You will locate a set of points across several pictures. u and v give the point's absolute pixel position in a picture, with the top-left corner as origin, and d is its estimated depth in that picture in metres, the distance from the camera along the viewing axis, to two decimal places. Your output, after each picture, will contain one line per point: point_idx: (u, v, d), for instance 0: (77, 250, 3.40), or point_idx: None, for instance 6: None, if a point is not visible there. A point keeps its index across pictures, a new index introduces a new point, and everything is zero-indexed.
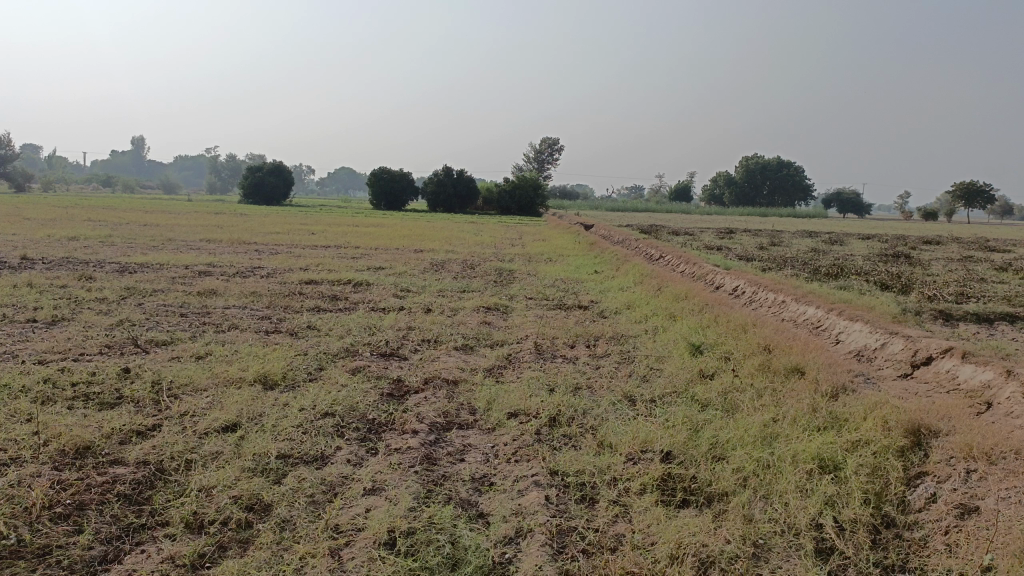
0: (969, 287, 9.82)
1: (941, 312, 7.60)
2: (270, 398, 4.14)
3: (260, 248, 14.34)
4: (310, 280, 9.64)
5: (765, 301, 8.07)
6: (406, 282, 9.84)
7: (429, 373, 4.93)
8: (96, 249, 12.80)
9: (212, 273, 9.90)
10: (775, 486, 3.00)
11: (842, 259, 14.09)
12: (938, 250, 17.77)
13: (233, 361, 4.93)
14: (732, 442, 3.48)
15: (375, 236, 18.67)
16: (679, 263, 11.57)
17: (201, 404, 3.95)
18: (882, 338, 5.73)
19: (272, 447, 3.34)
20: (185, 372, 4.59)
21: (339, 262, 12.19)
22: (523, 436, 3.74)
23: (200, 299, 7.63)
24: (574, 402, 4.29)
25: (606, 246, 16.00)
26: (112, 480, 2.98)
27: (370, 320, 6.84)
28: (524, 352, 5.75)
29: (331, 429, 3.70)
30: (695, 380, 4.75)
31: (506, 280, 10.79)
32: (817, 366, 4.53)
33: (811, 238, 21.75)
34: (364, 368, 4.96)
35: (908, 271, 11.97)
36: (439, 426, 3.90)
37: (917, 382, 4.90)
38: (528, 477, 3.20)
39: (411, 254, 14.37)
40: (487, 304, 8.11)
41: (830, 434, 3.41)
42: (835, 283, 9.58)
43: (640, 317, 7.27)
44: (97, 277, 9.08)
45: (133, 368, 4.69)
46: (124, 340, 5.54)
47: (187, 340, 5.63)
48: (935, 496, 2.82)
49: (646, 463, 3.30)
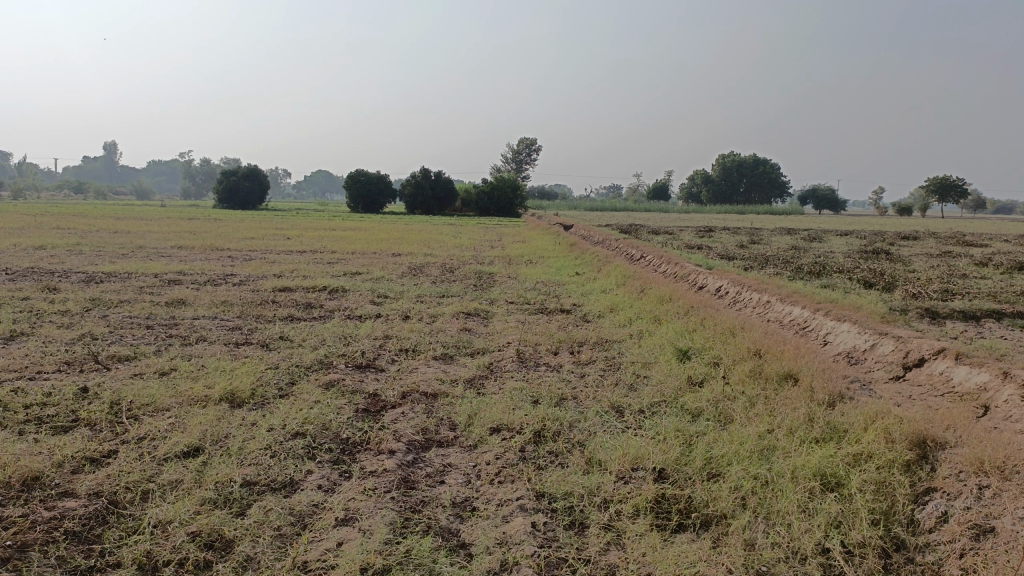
0: (951, 283, 9.77)
1: (927, 310, 7.50)
2: (236, 418, 3.89)
3: (233, 254, 14.02)
4: (284, 287, 9.37)
5: (749, 301, 7.93)
6: (383, 287, 9.60)
7: (407, 385, 4.71)
8: (63, 258, 12.42)
9: (183, 282, 9.60)
10: (776, 506, 2.82)
11: (823, 257, 14.03)
12: (915, 245, 17.81)
13: (199, 377, 4.67)
14: (727, 457, 3.29)
15: (352, 240, 18.40)
16: (661, 264, 11.43)
17: (162, 427, 3.70)
18: (872, 338, 5.59)
19: (236, 474, 3.11)
20: (147, 390, 4.32)
21: (314, 267, 11.92)
22: (506, 454, 3.53)
23: (169, 310, 7.35)
24: (559, 414, 4.08)
25: (586, 247, 15.83)
26: (59, 515, 2.73)
27: (346, 328, 6.60)
28: (506, 360, 5.54)
29: (302, 451, 3.47)
30: (684, 389, 4.57)
31: (485, 283, 10.58)
32: (811, 372, 4.35)
33: (790, 235, 21.77)
34: (338, 381, 4.72)
35: (890, 267, 11.90)
36: (417, 445, 3.68)
37: (910, 385, 4.76)
38: (513, 501, 3.00)
39: (389, 257, 14.15)
40: (467, 309, 7.91)
41: (830, 447, 3.25)
42: (819, 282, 9.50)
43: (624, 321, 7.09)
44: (62, 288, 8.75)
45: (92, 387, 4.42)
46: (84, 356, 5.26)
47: (152, 354, 5.36)
48: (946, 515, 2.65)
49: (638, 483, 3.10)
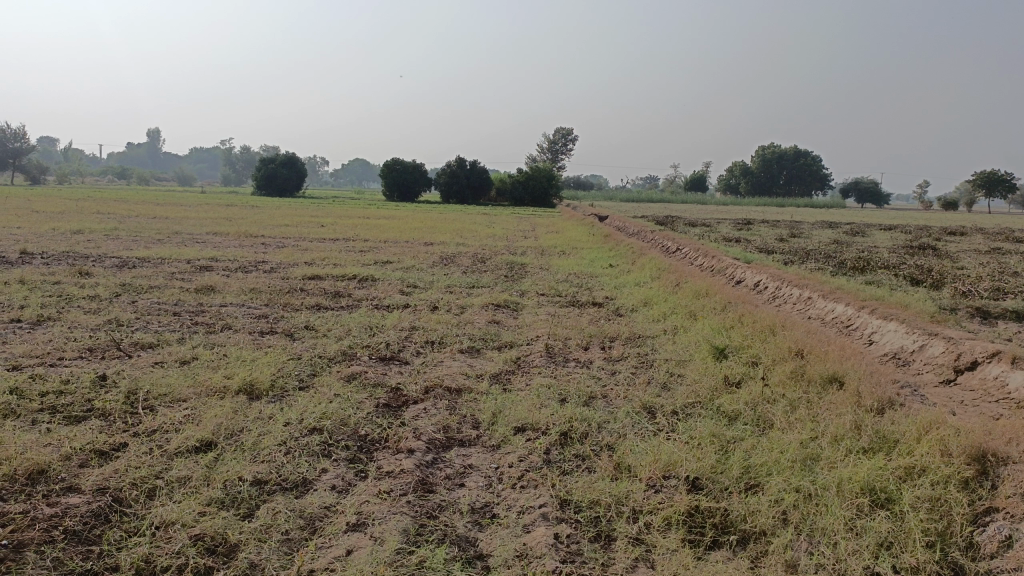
0: (1003, 281, 9.35)
1: (978, 309, 7.15)
2: (253, 411, 3.77)
3: (266, 241, 14.02)
4: (314, 275, 9.28)
5: (790, 297, 7.65)
6: (413, 277, 9.47)
7: (431, 380, 4.54)
8: (98, 243, 12.51)
9: (214, 269, 9.58)
10: (821, 523, 2.61)
11: (867, 252, 13.59)
12: (962, 241, 17.23)
13: (218, 367, 4.57)
14: (767, 466, 3.08)
15: (385, 228, 18.34)
16: (697, 258, 11.11)
17: (175, 419, 3.59)
18: (920, 339, 5.30)
19: (247, 471, 2.98)
20: (165, 380, 4.22)
21: (345, 255, 11.84)
22: (530, 456, 3.35)
23: (197, 297, 7.29)
24: (588, 414, 3.89)
25: (620, 238, 15.54)
26: (60, 512, 2.62)
27: (372, 319, 6.46)
28: (534, 355, 5.35)
29: (318, 448, 3.33)
30: (720, 389, 4.34)
31: (517, 274, 10.39)
32: (858, 375, 4.09)
33: (831, 229, 21.23)
34: (360, 374, 4.58)
35: (937, 263, 11.48)
36: (437, 443, 3.52)
37: (961, 390, 4.49)
38: (535, 508, 2.82)
39: (421, 246, 14.03)
40: (497, 300, 7.73)
41: (880, 459, 3.01)
42: (863, 277, 9.15)
43: (658, 316, 6.86)
44: (94, 273, 8.78)
45: (110, 376, 4.34)
46: (107, 343, 5.20)
47: (175, 342, 5.27)
48: (1011, 540, 2.40)
49: (670, 493, 2.90)
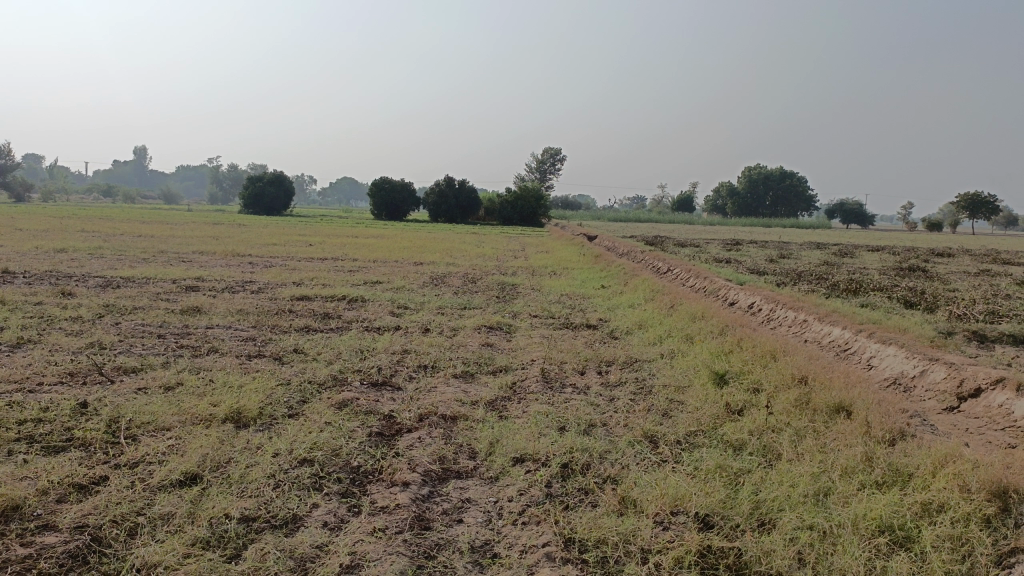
0: (997, 304, 9.31)
1: (975, 333, 7.09)
2: (240, 440, 3.61)
3: (253, 260, 13.85)
4: (303, 295, 9.13)
5: (784, 320, 7.57)
6: (404, 298, 9.33)
7: (425, 407, 4.40)
8: (82, 262, 12.32)
9: (200, 289, 9.40)
10: (840, 564, 2.49)
11: (858, 273, 13.59)
12: (950, 263, 17.30)
13: (204, 393, 4.40)
14: (778, 502, 2.96)
15: (374, 248, 18.22)
16: (689, 279, 11.04)
17: (159, 450, 3.43)
18: (921, 364, 5.21)
19: (234, 507, 2.83)
20: (148, 408, 4.06)
21: (334, 275, 11.71)
22: (531, 489, 3.22)
23: (183, 318, 7.13)
24: (588, 444, 3.76)
25: (611, 258, 15.49)
26: (35, 553, 2.45)
27: (363, 341, 6.31)
28: (530, 380, 5.22)
29: (308, 481, 3.18)
30: (723, 417, 4.23)
31: (508, 294, 10.27)
32: (866, 405, 3.99)
33: (820, 250, 21.27)
34: (352, 401, 4.43)
35: (928, 286, 11.47)
36: (434, 476, 3.38)
37: (966, 417, 4.39)
38: (538, 548, 2.68)
39: (411, 266, 13.90)
40: (490, 322, 7.61)
41: (895, 494, 2.90)
42: (857, 300, 9.08)
43: (654, 339, 6.76)
44: (77, 293, 8.60)
45: (91, 402, 4.17)
46: (88, 367, 5.03)
47: (160, 367, 5.10)
48: None
49: (680, 531, 2.77)
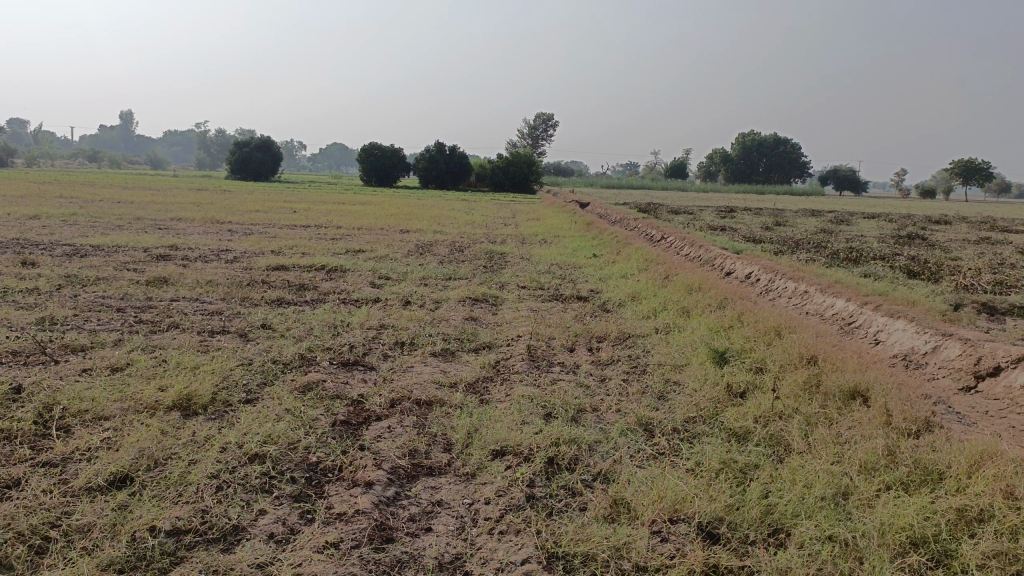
0: (1003, 273, 8.95)
1: (985, 305, 6.73)
2: (185, 432, 3.21)
3: (233, 228, 13.37)
4: (280, 265, 8.67)
5: (784, 291, 7.19)
6: (386, 267, 8.89)
7: (399, 391, 3.99)
8: (53, 229, 11.81)
9: (172, 258, 8.93)
10: None
11: (856, 241, 13.24)
12: (948, 230, 16.95)
13: (153, 376, 3.99)
14: (792, 506, 2.59)
15: (360, 215, 17.72)
16: (683, 247, 10.64)
17: (92, 446, 3.03)
18: (933, 340, 4.83)
19: (165, 519, 2.44)
20: (88, 393, 3.64)
21: (316, 243, 11.25)
22: (511, 489, 2.84)
23: (147, 290, 6.68)
24: (577, 434, 3.37)
25: (604, 226, 15.07)
26: None
27: (337, 316, 5.88)
28: (515, 358, 4.83)
29: (257, 483, 2.79)
30: (724, 402, 3.85)
31: (497, 264, 9.85)
32: (883, 389, 3.62)
33: (815, 218, 20.76)
34: (317, 385, 4.01)
35: (931, 254, 11.12)
36: (402, 473, 2.99)
37: (986, 399, 4.02)
38: (516, 565, 2.30)
39: (397, 234, 13.46)
40: (474, 294, 7.18)
41: (926, 497, 2.54)
42: (859, 269, 8.72)
43: (648, 312, 6.36)
44: (40, 262, 8.13)
45: (27, 387, 3.75)
46: (32, 345, 4.59)
47: (111, 345, 4.68)
48: None
49: (681, 544, 2.40)
